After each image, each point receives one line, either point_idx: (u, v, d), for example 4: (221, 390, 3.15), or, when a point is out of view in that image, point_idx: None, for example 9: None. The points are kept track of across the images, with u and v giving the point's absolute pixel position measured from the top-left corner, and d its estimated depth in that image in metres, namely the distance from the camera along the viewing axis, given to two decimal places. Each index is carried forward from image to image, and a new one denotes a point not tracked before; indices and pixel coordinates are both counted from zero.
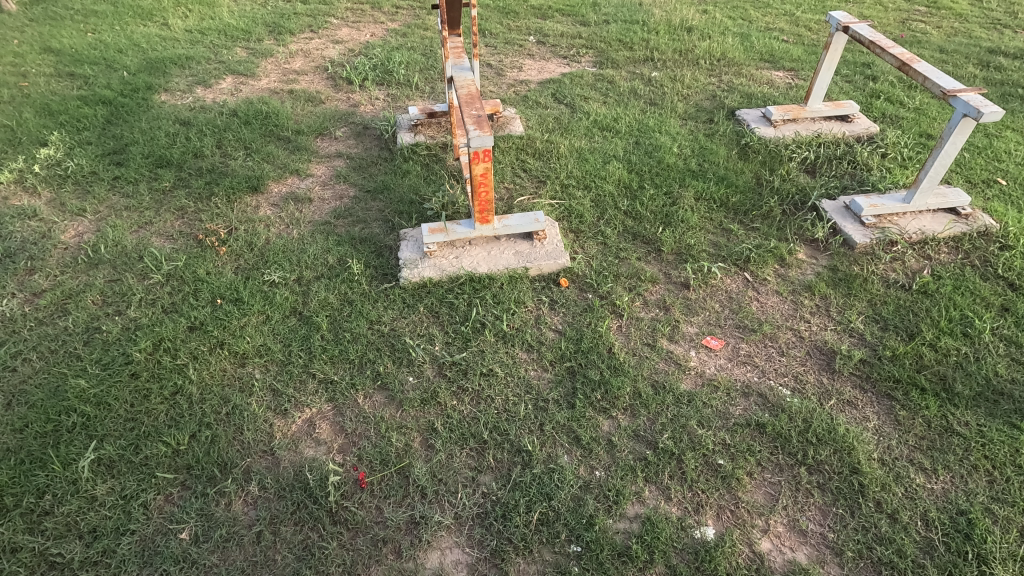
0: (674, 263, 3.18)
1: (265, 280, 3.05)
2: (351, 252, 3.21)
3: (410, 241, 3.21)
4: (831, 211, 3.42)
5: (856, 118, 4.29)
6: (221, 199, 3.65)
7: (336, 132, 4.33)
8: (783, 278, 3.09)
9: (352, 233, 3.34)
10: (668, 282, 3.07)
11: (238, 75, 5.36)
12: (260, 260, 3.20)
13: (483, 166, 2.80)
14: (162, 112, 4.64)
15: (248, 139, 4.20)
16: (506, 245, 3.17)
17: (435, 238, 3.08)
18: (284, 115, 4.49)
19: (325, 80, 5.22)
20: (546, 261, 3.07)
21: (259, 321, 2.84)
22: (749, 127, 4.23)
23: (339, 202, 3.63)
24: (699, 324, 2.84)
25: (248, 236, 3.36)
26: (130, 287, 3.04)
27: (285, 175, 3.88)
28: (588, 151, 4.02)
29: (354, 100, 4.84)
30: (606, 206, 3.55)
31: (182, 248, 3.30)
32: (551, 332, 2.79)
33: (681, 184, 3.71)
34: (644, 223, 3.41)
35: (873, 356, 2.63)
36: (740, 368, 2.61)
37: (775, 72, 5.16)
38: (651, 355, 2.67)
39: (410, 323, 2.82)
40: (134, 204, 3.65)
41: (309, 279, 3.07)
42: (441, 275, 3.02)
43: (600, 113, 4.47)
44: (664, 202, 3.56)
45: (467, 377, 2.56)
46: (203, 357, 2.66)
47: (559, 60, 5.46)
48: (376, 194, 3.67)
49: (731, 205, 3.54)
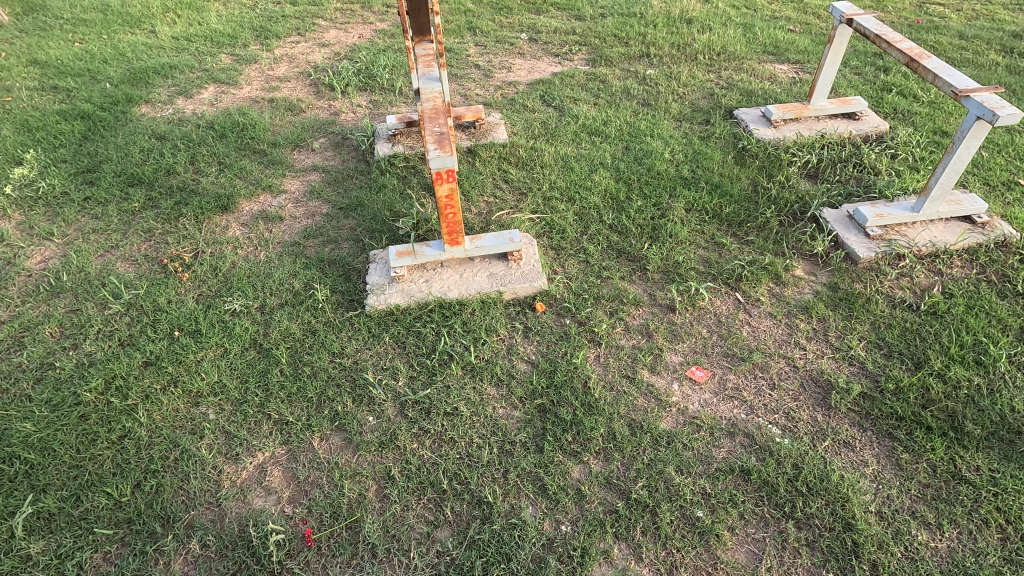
0: (659, 282, 2.96)
1: (226, 309, 2.90)
2: (318, 276, 3.05)
3: (378, 264, 3.02)
4: (833, 221, 3.16)
5: (864, 115, 3.98)
6: (190, 220, 3.52)
7: (313, 144, 4.17)
8: (777, 298, 2.86)
9: (321, 255, 3.19)
10: (652, 304, 2.86)
11: (220, 84, 5.23)
12: (223, 286, 3.06)
13: (447, 187, 2.61)
14: (139, 127, 4.52)
15: (222, 153, 4.06)
16: (480, 267, 2.97)
17: (402, 261, 2.89)
18: (261, 127, 4.34)
19: (308, 86, 5.06)
20: (521, 284, 2.87)
21: (216, 354, 2.69)
22: (748, 129, 3.94)
23: (311, 221, 3.48)
24: (685, 352, 2.63)
25: (214, 259, 3.22)
26: (89, 318, 2.92)
27: (257, 191, 3.73)
28: (575, 159, 3.80)
29: (336, 107, 4.67)
30: (589, 219, 3.34)
31: (146, 274, 3.17)
32: (524, 363, 2.60)
33: (672, 194, 3.47)
34: (629, 239, 3.20)
35: (875, 389, 2.40)
36: (726, 404, 2.41)
37: (779, 65, 4.85)
38: (629, 390, 2.47)
39: (374, 355, 2.65)
40: (102, 226, 3.53)
41: (272, 306, 2.92)
42: (409, 301, 2.83)
43: (590, 116, 4.24)
44: (653, 214, 3.34)
45: (430, 418, 2.39)
46: (155, 397, 2.52)
47: (551, 58, 5.21)
48: (349, 211, 3.51)
49: (725, 216, 3.30)
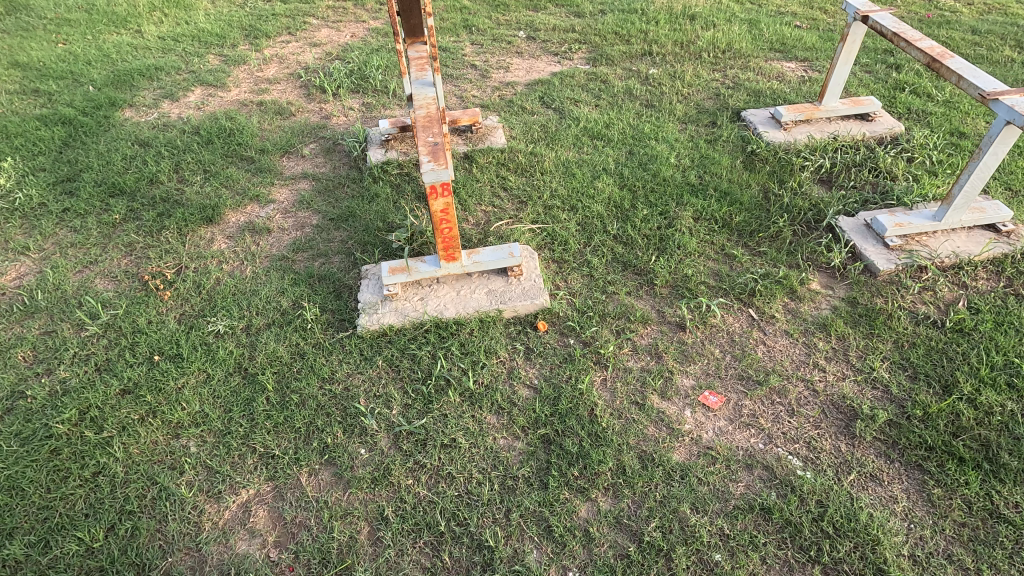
0: (668, 298, 2.81)
1: (209, 330, 2.74)
2: (307, 294, 2.89)
3: (370, 281, 2.86)
4: (849, 231, 3.00)
5: (878, 116, 3.81)
6: (173, 232, 3.34)
7: (303, 150, 4.00)
8: (793, 315, 2.70)
9: (310, 271, 3.03)
10: (661, 322, 2.70)
11: (208, 86, 5.04)
12: (207, 304, 2.89)
13: (442, 201, 2.44)
14: (122, 132, 4.33)
15: (208, 161, 3.88)
16: (478, 283, 2.81)
17: (395, 278, 2.73)
18: (249, 132, 4.16)
19: (298, 88, 4.88)
20: (522, 302, 2.71)
21: (198, 381, 2.53)
22: (757, 131, 3.78)
23: (300, 232, 3.31)
24: (696, 375, 2.47)
25: (198, 276, 3.06)
26: (64, 341, 2.75)
27: (244, 201, 3.56)
28: (577, 164, 3.63)
29: (327, 111, 4.49)
30: (592, 230, 3.17)
31: (125, 291, 3.00)
32: (526, 388, 2.44)
33: (679, 201, 3.31)
34: (635, 250, 3.04)
35: (901, 416, 2.25)
36: (742, 433, 2.26)
37: (787, 63, 4.68)
38: (639, 417, 2.32)
39: (366, 380, 2.50)
40: (80, 239, 3.36)
41: (259, 327, 2.75)
42: (403, 321, 2.67)
43: (591, 118, 4.07)
44: (659, 224, 3.17)
45: (426, 451, 2.23)
46: (132, 428, 2.36)
47: (550, 57, 5.03)
48: (340, 222, 3.34)
49: (735, 225, 3.14)
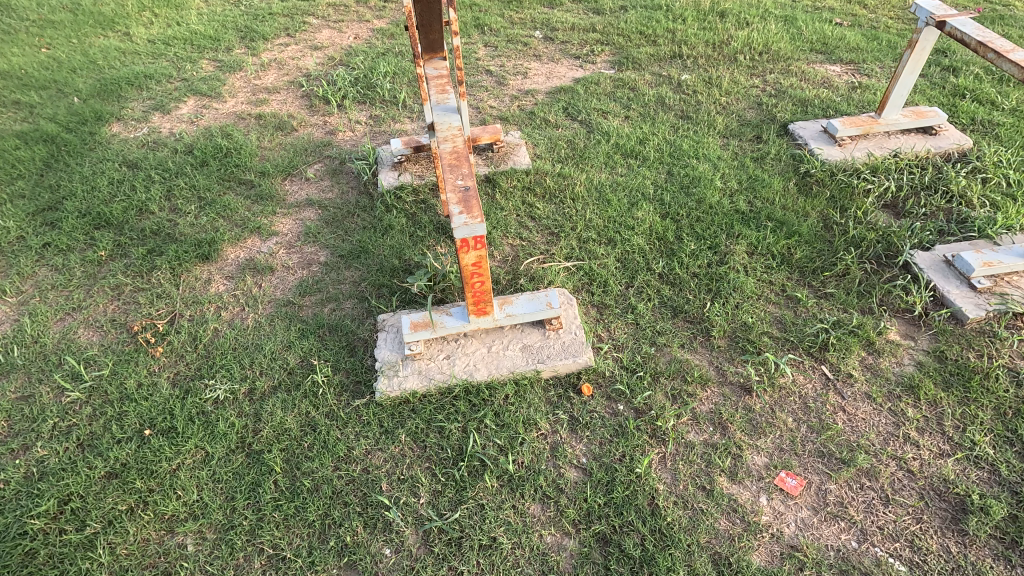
0: (727, 353, 2.47)
1: (207, 396, 2.40)
2: (317, 350, 2.56)
3: (388, 335, 2.52)
4: (928, 269, 2.66)
5: (942, 130, 3.45)
6: (165, 273, 3.00)
7: (307, 172, 3.65)
8: (872, 373, 2.37)
9: (320, 321, 2.69)
10: (722, 383, 2.37)
11: (201, 97, 4.66)
12: (204, 363, 2.56)
13: (474, 255, 2.09)
14: (110, 152, 3.97)
15: (203, 186, 3.52)
16: (511, 337, 2.47)
17: (418, 335, 2.38)
18: (247, 151, 3.80)
19: (299, 98, 4.50)
20: (562, 360, 2.37)
21: (195, 461, 2.20)
22: (809, 148, 3.42)
23: (307, 272, 2.97)
24: (769, 452, 2.15)
25: (194, 326, 2.72)
26: (42, 408, 2.42)
27: (244, 234, 3.21)
28: (612, 188, 3.28)
29: (332, 125, 4.13)
30: (634, 268, 2.83)
31: (112, 346, 2.67)
32: (573, 470, 2.12)
33: (730, 233, 2.96)
34: (684, 293, 2.70)
35: (1016, 506, 1.93)
36: (830, 527, 1.94)
37: (831, 66, 4.29)
38: (708, 507, 2.00)
39: (389, 460, 2.17)
40: (63, 281, 3.01)
41: (264, 391, 2.43)
42: (428, 386, 2.33)
43: (623, 133, 3.70)
44: (710, 261, 2.83)
45: (463, 553, 1.92)
46: (119, 524, 2.04)
47: (571, 60, 4.63)
48: (351, 260, 3.00)
49: (795, 262, 2.80)
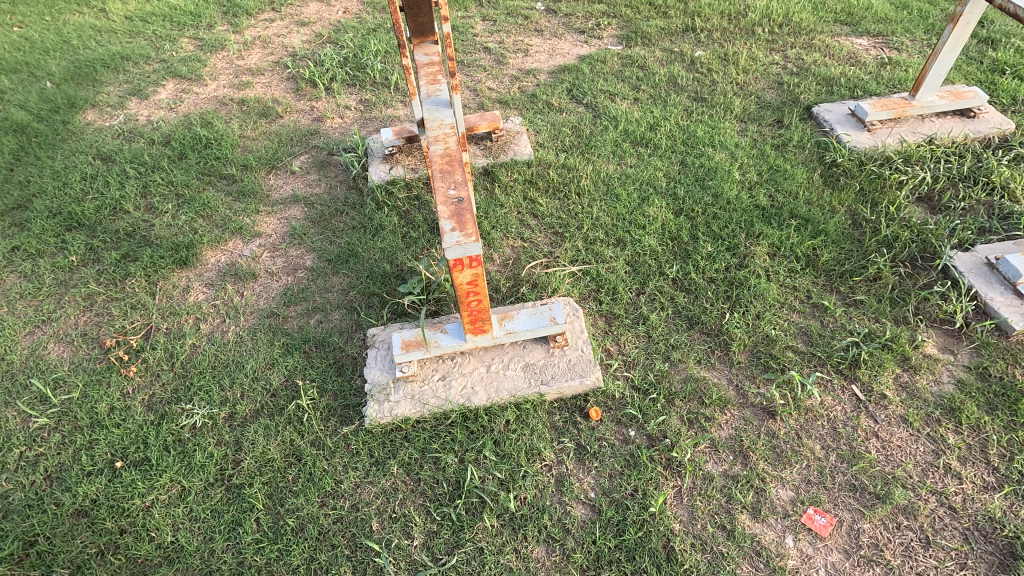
0: (748, 370, 2.27)
1: (183, 423, 2.22)
2: (303, 368, 2.37)
3: (378, 353, 2.32)
4: (970, 273, 2.43)
5: (981, 112, 3.16)
6: (140, 281, 2.79)
7: (293, 165, 3.40)
8: (908, 392, 2.16)
9: (305, 335, 2.49)
10: (742, 405, 2.17)
11: (181, 80, 4.37)
12: (181, 383, 2.37)
13: (469, 273, 1.86)
14: (83, 144, 3.71)
15: (181, 181, 3.28)
16: (512, 354, 2.26)
17: (410, 356, 2.17)
18: (228, 142, 3.54)
19: (284, 81, 4.21)
20: (568, 382, 2.17)
21: (171, 497, 2.04)
22: (835, 133, 3.14)
23: (292, 279, 2.76)
24: (796, 485, 1.96)
25: (170, 341, 2.53)
26: (7, 436, 2.24)
27: (225, 236, 2.99)
28: (620, 181, 3.02)
29: (319, 111, 3.86)
30: (645, 273, 2.61)
31: (82, 364, 2.48)
32: (580, 507, 1.94)
33: (750, 232, 2.72)
34: (700, 302, 2.48)
35: None
36: (864, 574, 1.76)
37: (857, 39, 3.96)
38: (730, 550, 1.82)
39: (380, 495, 2.00)
40: (31, 289, 2.81)
41: (245, 416, 2.25)
42: (421, 411, 2.14)
43: (632, 117, 3.41)
44: (728, 264, 2.60)
45: None
46: (87, 570, 1.88)
47: (575, 35, 4.30)
48: (339, 265, 2.78)
49: (822, 265, 2.56)
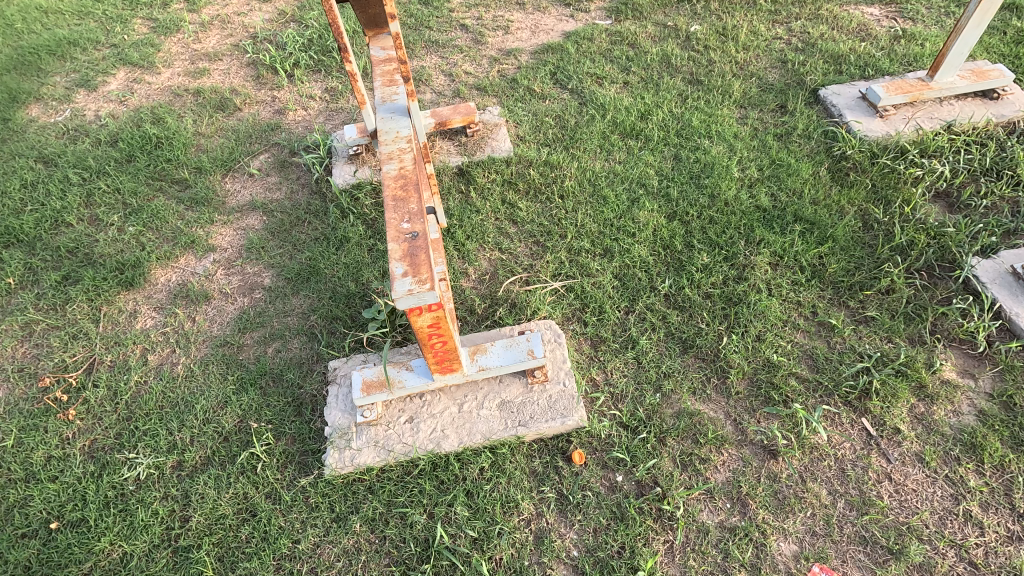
0: (747, 402, 2.05)
1: (126, 475, 2.02)
2: (258, 408, 2.15)
3: (340, 391, 2.10)
4: (994, 286, 2.19)
5: (1006, 94, 2.86)
6: (82, 306, 2.55)
7: (251, 167, 3.11)
8: (925, 425, 1.95)
9: (261, 368, 2.26)
10: (741, 443, 1.97)
11: (133, 68, 4.01)
12: (126, 427, 2.16)
13: (427, 317, 1.61)
14: (24, 144, 3.39)
15: (128, 189, 3.00)
16: (486, 391, 2.04)
17: (371, 398, 1.95)
18: (180, 141, 3.23)
19: (244, 68, 3.86)
20: (547, 424, 1.96)
21: (111, 563, 1.85)
22: (844, 120, 2.85)
23: (249, 301, 2.52)
24: (800, 538, 1.77)
25: (115, 377, 2.31)
26: None
27: (176, 251, 2.73)
28: (608, 181, 2.75)
29: (281, 102, 3.53)
30: (634, 289, 2.36)
31: (18, 405, 2.26)
32: (562, 568, 1.76)
33: (750, 238, 2.46)
34: (695, 322, 2.25)
35: None
36: None
37: (869, 7, 3.60)
38: None
39: (342, 558, 1.81)
40: None
41: (195, 466, 2.04)
42: (386, 460, 1.93)
43: (621, 105, 3.10)
44: (726, 277, 2.36)
45: None
46: None
47: (559, 9, 3.92)
48: (300, 284, 2.54)
49: (829, 277, 2.32)
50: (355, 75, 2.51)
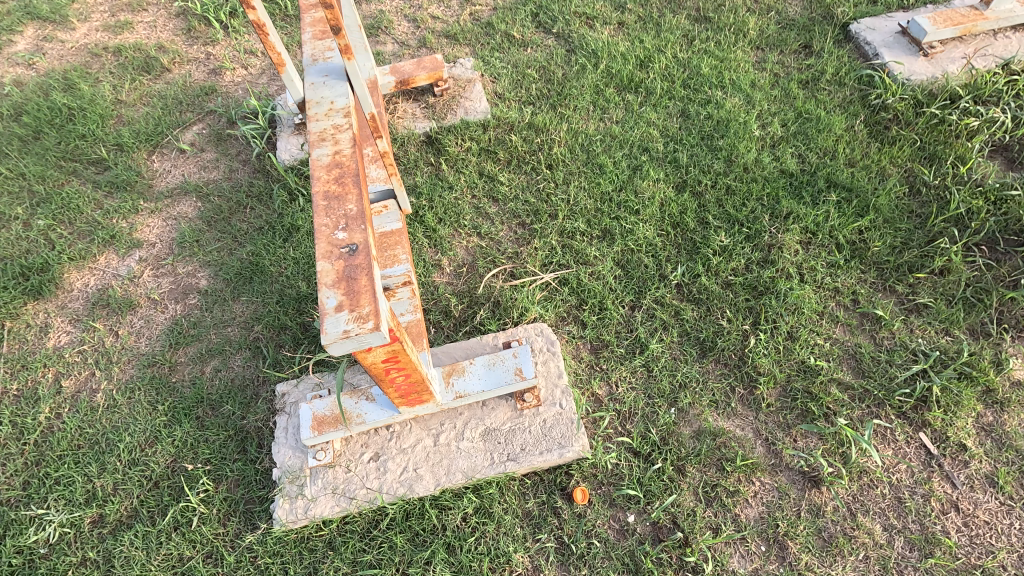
0: (781, 416, 1.71)
1: (34, 537, 1.66)
2: (195, 445, 1.79)
3: (289, 424, 1.72)
4: None
5: None
6: None
7: (182, 141, 2.63)
8: (994, 439, 1.63)
9: (198, 394, 1.89)
10: (776, 468, 1.63)
11: (42, 22, 3.34)
12: (34, 475, 1.78)
13: (381, 352, 1.23)
14: None
15: (35, 173, 2.51)
16: (466, 418, 1.68)
17: (325, 437, 1.59)
18: (97, 111, 2.72)
19: (173, 19, 3.28)
20: (542, 457, 1.61)
21: None
22: (882, 61, 2.40)
23: (182, 309, 2.11)
24: None
25: (21, 411, 1.91)
26: None
27: (94, 249, 2.28)
28: (604, 145, 2.31)
29: (217, 59, 3.00)
30: (640, 279, 1.98)
31: None
32: None
33: (776, 212, 2.07)
34: (715, 318, 1.88)
35: None
36: None
37: None
38: None
39: None
40: None
41: (119, 521, 1.69)
42: (347, 510, 1.59)
43: (616, 50, 2.61)
44: (749, 261, 1.98)
45: None
46: None
47: None
48: (243, 286, 2.13)
49: (871, 256, 1.95)
50: (263, 25, 2.03)
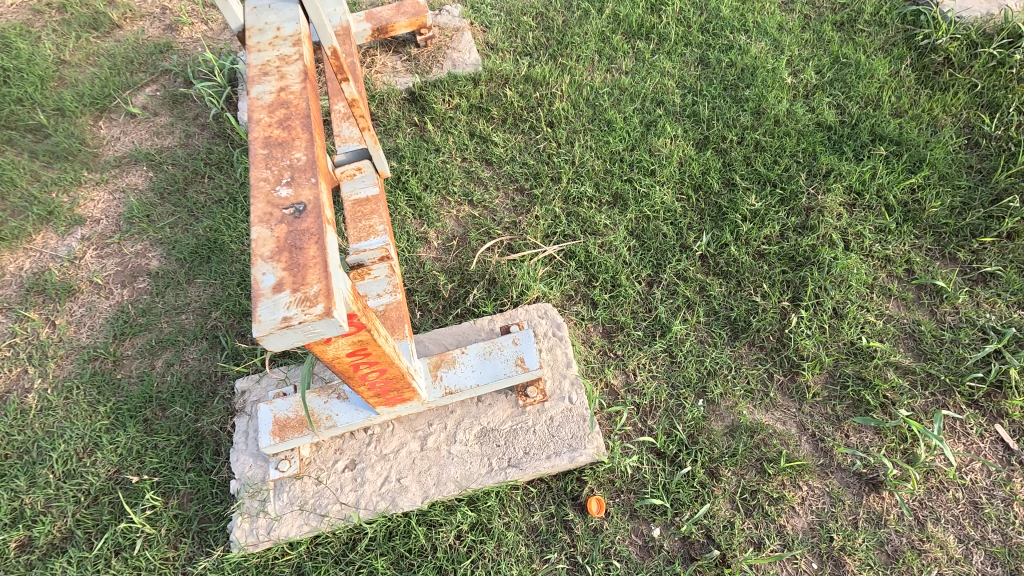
0: (830, 408, 1.45)
1: None
2: (142, 453, 1.53)
3: (248, 427, 1.46)
4: None
5: None
6: None
7: (132, 104, 2.31)
8: None
9: (145, 393, 1.62)
10: (827, 470, 1.38)
11: None
12: None
13: (342, 343, 0.95)
14: None
15: None
16: (458, 417, 1.41)
17: (288, 443, 1.32)
18: (33, 71, 2.38)
19: None
20: (549, 463, 1.35)
21: None
22: None
23: (130, 294, 1.83)
24: None
25: None
26: None
27: (28, 227, 1.98)
28: (612, 99, 2.01)
29: (172, 13, 2.66)
30: (659, 251, 1.70)
31: None
32: None
33: (813, 170, 1.79)
34: (748, 294, 1.61)
35: None
36: None
37: None
38: None
39: None
40: None
41: (51, 545, 1.43)
42: (317, 530, 1.33)
43: None
44: (784, 228, 1.70)
45: None
46: None
47: None
48: (200, 267, 1.85)
49: (927, 219, 1.67)
50: None
